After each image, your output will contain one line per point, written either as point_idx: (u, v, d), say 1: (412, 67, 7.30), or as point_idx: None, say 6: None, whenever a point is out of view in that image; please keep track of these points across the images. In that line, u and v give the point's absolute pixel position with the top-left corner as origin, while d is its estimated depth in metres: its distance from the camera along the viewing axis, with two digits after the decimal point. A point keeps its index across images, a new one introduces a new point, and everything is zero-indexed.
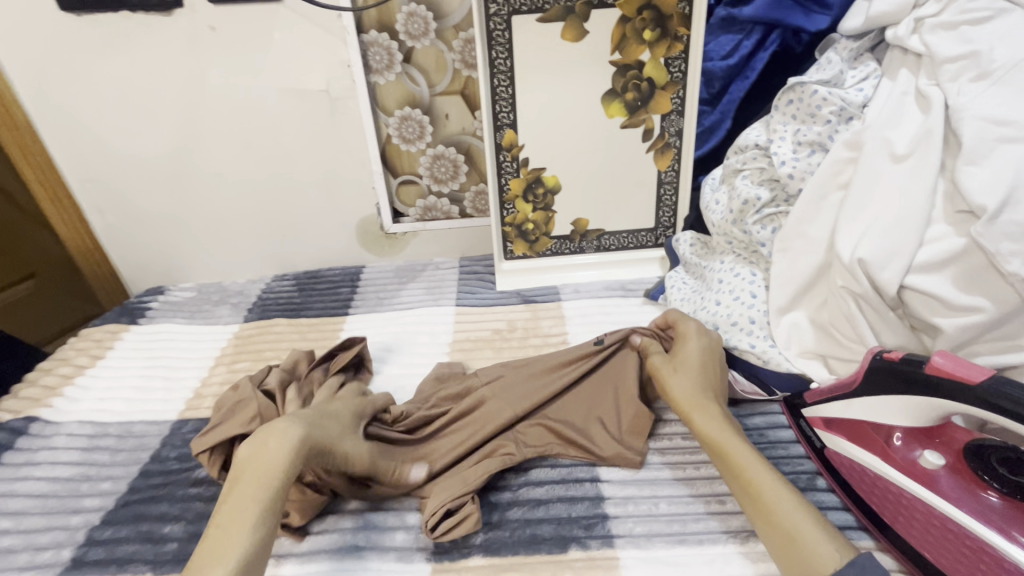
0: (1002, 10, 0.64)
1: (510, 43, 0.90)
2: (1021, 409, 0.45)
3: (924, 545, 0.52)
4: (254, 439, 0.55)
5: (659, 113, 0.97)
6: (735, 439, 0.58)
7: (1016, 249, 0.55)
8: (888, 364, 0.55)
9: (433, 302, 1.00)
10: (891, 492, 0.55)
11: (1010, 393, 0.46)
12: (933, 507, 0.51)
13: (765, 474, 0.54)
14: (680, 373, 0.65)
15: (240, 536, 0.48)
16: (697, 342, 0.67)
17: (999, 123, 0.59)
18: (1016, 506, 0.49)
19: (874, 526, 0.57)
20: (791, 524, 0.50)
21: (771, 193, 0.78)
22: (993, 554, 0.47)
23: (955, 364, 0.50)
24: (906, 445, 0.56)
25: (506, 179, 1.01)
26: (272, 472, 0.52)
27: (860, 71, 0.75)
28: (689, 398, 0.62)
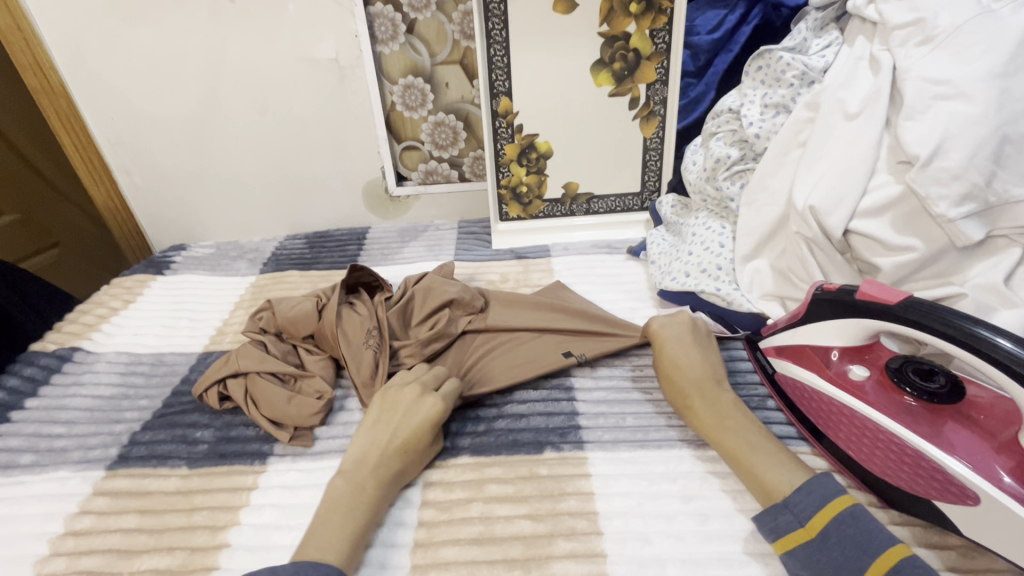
0: None
1: (505, 15, 0.98)
2: (923, 321, 0.54)
3: (849, 445, 0.61)
4: (348, 473, 0.57)
5: (645, 83, 1.04)
6: (716, 426, 0.61)
7: (944, 193, 0.63)
8: (825, 293, 0.63)
9: (434, 258, 1.09)
10: (824, 402, 0.63)
11: (918, 307, 0.55)
12: (855, 411, 0.59)
13: (744, 448, 0.58)
14: (663, 364, 0.69)
15: (335, 547, 0.51)
16: (678, 332, 0.70)
17: (936, 83, 0.66)
18: (928, 407, 0.56)
19: (811, 435, 0.65)
20: (767, 486, 0.55)
21: (740, 152, 0.85)
22: (899, 444, 0.55)
23: (879, 289, 0.58)
24: (841, 360, 0.63)
25: (502, 145, 1.09)
26: (361, 513, 0.54)
27: (824, 38, 0.81)
28: (677, 393, 0.66)
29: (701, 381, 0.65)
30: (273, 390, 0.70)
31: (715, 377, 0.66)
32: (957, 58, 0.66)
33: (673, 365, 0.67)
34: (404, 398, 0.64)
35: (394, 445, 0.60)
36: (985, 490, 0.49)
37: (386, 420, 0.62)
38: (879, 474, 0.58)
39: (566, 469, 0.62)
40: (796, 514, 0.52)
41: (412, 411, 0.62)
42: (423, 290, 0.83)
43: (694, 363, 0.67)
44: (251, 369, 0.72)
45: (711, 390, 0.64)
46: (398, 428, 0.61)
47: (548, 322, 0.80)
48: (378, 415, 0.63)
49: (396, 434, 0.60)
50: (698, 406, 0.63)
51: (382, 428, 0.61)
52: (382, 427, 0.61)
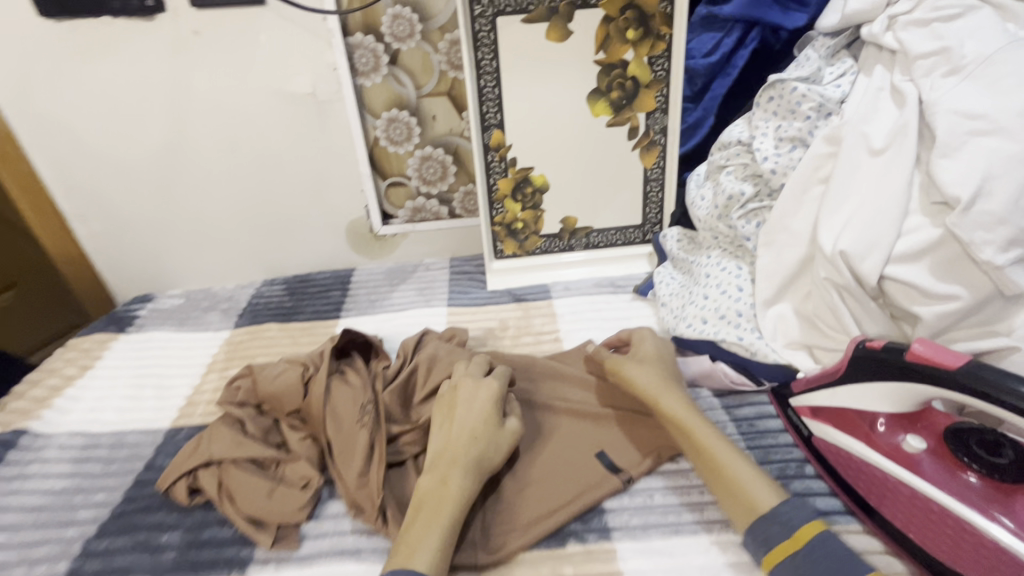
0: (971, 7, 0.66)
1: (496, 44, 0.92)
2: (997, 392, 0.48)
3: (910, 526, 0.54)
4: (429, 470, 0.60)
5: (644, 111, 0.98)
6: (694, 423, 0.62)
7: (989, 238, 0.57)
8: (869, 351, 0.58)
9: (425, 304, 1.01)
10: (877, 478, 0.57)
11: (987, 376, 0.48)
12: (916, 490, 0.53)
13: (721, 446, 0.59)
14: (637, 368, 0.69)
15: (430, 541, 0.53)
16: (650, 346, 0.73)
17: (970, 117, 0.61)
18: (995, 486, 0.50)
19: (862, 510, 0.59)
20: (740, 481, 0.56)
21: (754, 188, 0.80)
22: (972, 531, 0.49)
23: (935, 351, 0.53)
24: (889, 430, 0.57)
25: (495, 179, 1.02)
26: (453, 504, 0.56)
27: (838, 67, 0.77)
28: (651, 386, 0.66)
29: (670, 383, 0.67)
30: (250, 482, 0.63)
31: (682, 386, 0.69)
32: (990, 90, 0.61)
33: (647, 368, 0.69)
34: (461, 393, 0.66)
35: (466, 440, 0.61)
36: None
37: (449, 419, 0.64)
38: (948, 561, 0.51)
39: (594, 567, 0.56)
40: (783, 524, 0.52)
41: (472, 405, 0.64)
42: (429, 361, 0.76)
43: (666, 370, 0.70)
44: (225, 458, 0.64)
45: (680, 391, 0.67)
46: (462, 422, 0.63)
47: (575, 400, 0.73)
48: (443, 416, 0.65)
49: (463, 430, 0.62)
50: (672, 401, 0.65)
51: (454, 421, 0.63)
52: (448, 427, 0.63)
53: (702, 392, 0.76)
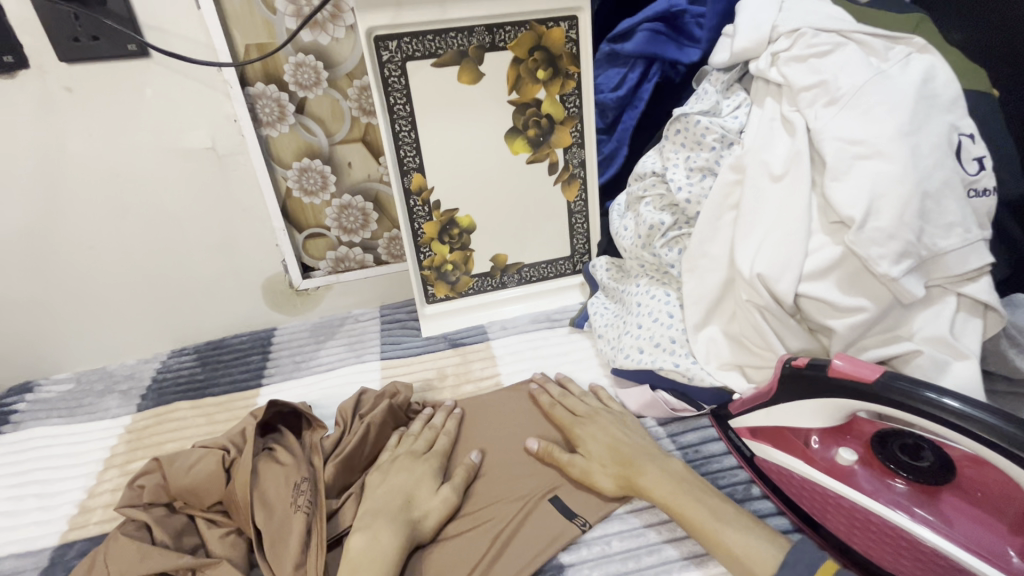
0: (839, 44, 0.73)
1: (408, 88, 0.90)
2: (908, 401, 0.51)
3: (855, 539, 0.57)
4: (362, 529, 0.60)
5: (562, 146, 1.00)
6: (672, 498, 0.62)
7: (883, 252, 0.62)
8: (796, 369, 0.60)
9: (356, 361, 0.95)
10: (819, 492, 0.59)
11: (900, 385, 0.52)
12: (856, 503, 0.57)
13: (703, 514, 0.59)
14: (590, 452, 0.69)
15: None
16: (599, 424, 0.72)
17: (853, 143, 0.67)
18: (919, 489, 0.56)
19: (807, 526, 0.60)
20: (735, 551, 0.56)
21: (672, 218, 0.82)
22: (910, 539, 0.53)
23: (852, 364, 0.56)
24: (824, 446, 0.61)
25: (420, 224, 0.99)
26: (385, 563, 0.57)
27: (733, 100, 0.82)
28: (618, 473, 0.66)
29: (641, 457, 0.66)
30: None
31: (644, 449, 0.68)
32: (864, 118, 0.67)
33: (606, 451, 0.68)
34: (403, 463, 0.69)
35: (395, 502, 0.63)
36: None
37: (384, 483, 0.66)
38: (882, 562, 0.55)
39: None
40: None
41: (411, 470, 0.67)
42: (379, 423, 0.73)
43: (620, 438, 0.69)
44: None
45: (657, 460, 0.66)
46: (400, 487, 0.65)
47: (516, 443, 0.75)
48: (381, 481, 0.67)
49: (402, 496, 0.64)
50: (644, 482, 0.64)
51: (390, 486, 0.65)
52: (385, 491, 0.65)
53: (648, 422, 0.77)
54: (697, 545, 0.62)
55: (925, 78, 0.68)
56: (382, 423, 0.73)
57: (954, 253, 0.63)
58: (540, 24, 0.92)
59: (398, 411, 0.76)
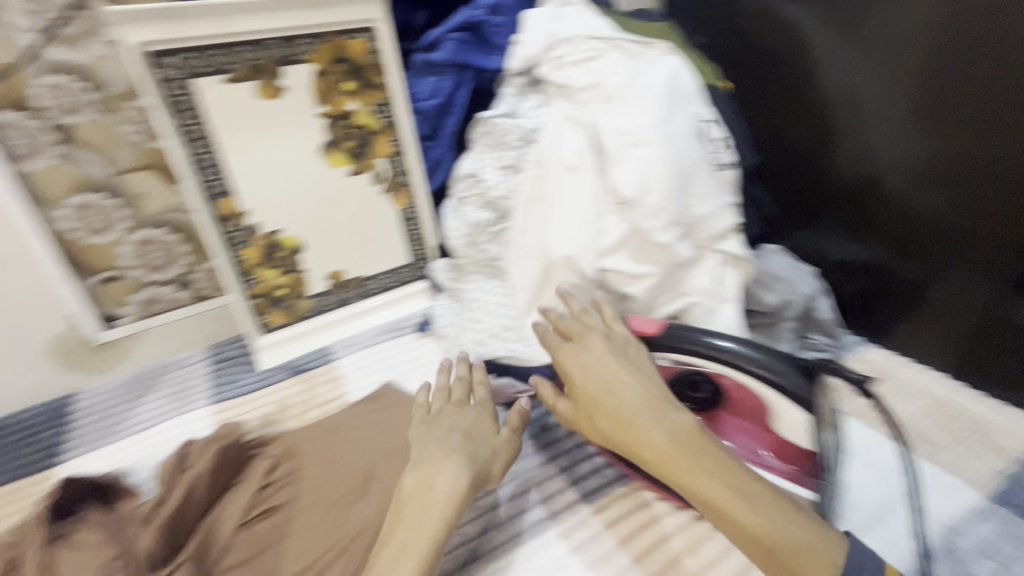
0: (603, 49, 0.83)
1: (201, 107, 0.84)
2: (680, 343, 0.63)
3: (668, 472, 0.63)
4: (442, 467, 0.57)
5: (383, 157, 1.00)
6: (706, 488, 0.50)
7: (656, 223, 0.74)
8: (605, 336, 0.66)
9: (180, 411, 0.86)
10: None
11: (673, 331, 0.64)
12: None
13: (748, 514, 0.49)
14: (581, 390, 0.60)
15: (419, 539, 0.52)
16: (594, 356, 0.61)
17: (626, 133, 0.77)
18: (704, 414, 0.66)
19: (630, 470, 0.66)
20: (794, 549, 0.47)
21: (492, 214, 0.88)
22: None
23: (641, 322, 0.67)
24: None
25: (239, 251, 0.93)
26: (444, 501, 0.55)
27: (529, 102, 0.90)
28: (624, 442, 0.56)
29: (638, 415, 0.55)
30: None
31: (655, 396, 0.57)
32: (631, 111, 0.78)
33: (596, 389, 0.58)
34: (442, 413, 0.66)
35: (447, 445, 0.60)
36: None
37: (433, 435, 0.62)
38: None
39: None
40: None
41: (456, 420, 0.64)
42: (204, 473, 0.67)
43: (617, 385, 0.58)
44: None
45: (660, 417, 0.55)
46: (451, 431, 0.63)
47: (367, 458, 0.73)
48: (464, 437, 0.62)
49: (460, 439, 0.61)
50: (682, 474, 0.52)
51: (439, 432, 0.62)
52: (433, 440, 0.61)
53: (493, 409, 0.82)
54: (544, 510, 0.65)
55: (674, 76, 0.81)
56: (211, 472, 0.68)
57: (709, 219, 0.77)
58: (338, 36, 0.90)
59: (229, 455, 0.71)
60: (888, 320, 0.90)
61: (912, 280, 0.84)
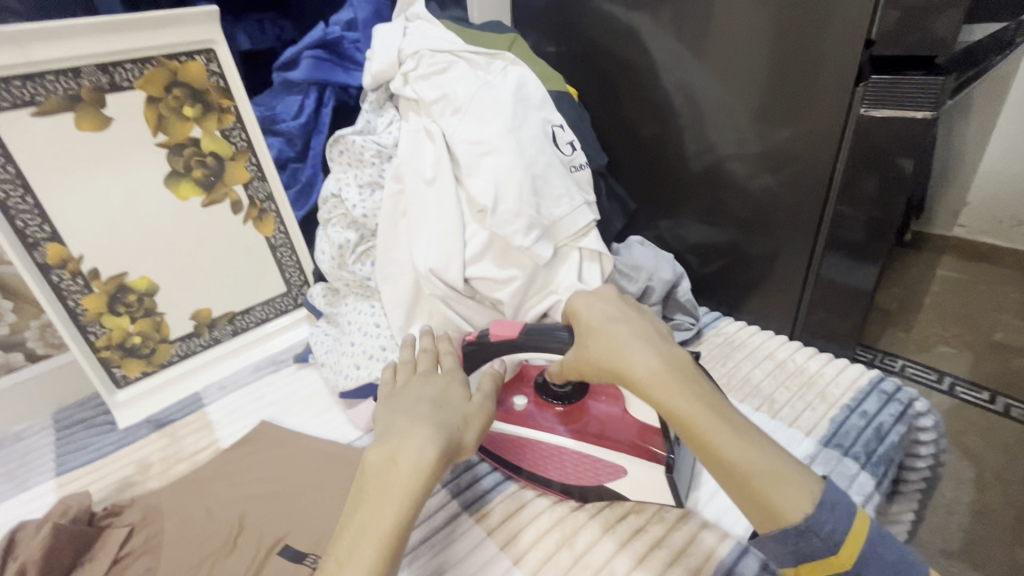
0: (451, 62, 0.85)
1: (2, 145, 0.74)
2: (537, 340, 0.63)
3: (542, 467, 0.67)
4: (410, 435, 0.52)
5: (240, 183, 0.95)
6: (702, 415, 0.51)
7: (515, 229, 0.76)
8: (469, 345, 0.67)
9: (15, 492, 0.75)
10: (511, 440, 0.69)
11: (530, 329, 0.64)
12: (528, 438, 0.67)
13: (733, 441, 0.49)
14: (594, 333, 0.59)
15: (383, 519, 0.48)
16: (601, 299, 0.64)
17: (477, 143, 0.79)
18: (570, 408, 0.67)
19: (513, 471, 0.70)
20: (767, 475, 0.47)
21: (357, 234, 0.86)
22: (564, 452, 0.64)
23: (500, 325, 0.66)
24: (506, 399, 0.70)
25: (75, 301, 0.83)
26: (411, 475, 0.50)
27: (385, 117, 0.89)
28: (635, 374, 0.55)
29: (634, 346, 0.56)
30: None
31: (660, 339, 0.59)
32: (480, 121, 0.80)
33: (599, 324, 0.60)
34: (412, 386, 0.62)
35: (415, 414, 0.55)
36: (624, 462, 0.61)
37: (404, 406, 0.57)
38: (556, 477, 0.67)
39: None
40: (824, 537, 0.46)
41: (422, 392, 0.60)
42: (37, 557, 0.60)
43: (620, 330, 0.58)
44: None
45: (655, 348, 0.56)
46: (421, 401, 0.58)
47: (237, 509, 0.68)
48: (436, 403, 0.58)
49: (432, 406, 0.57)
50: (683, 400, 0.52)
51: (405, 403, 0.58)
52: (400, 412, 0.57)
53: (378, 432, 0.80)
54: (426, 531, 0.64)
55: (519, 84, 0.84)
56: (48, 556, 0.60)
57: (566, 219, 0.79)
58: (170, 59, 0.84)
59: (70, 531, 0.63)
60: (741, 294, 1.00)
61: (757, 255, 0.94)
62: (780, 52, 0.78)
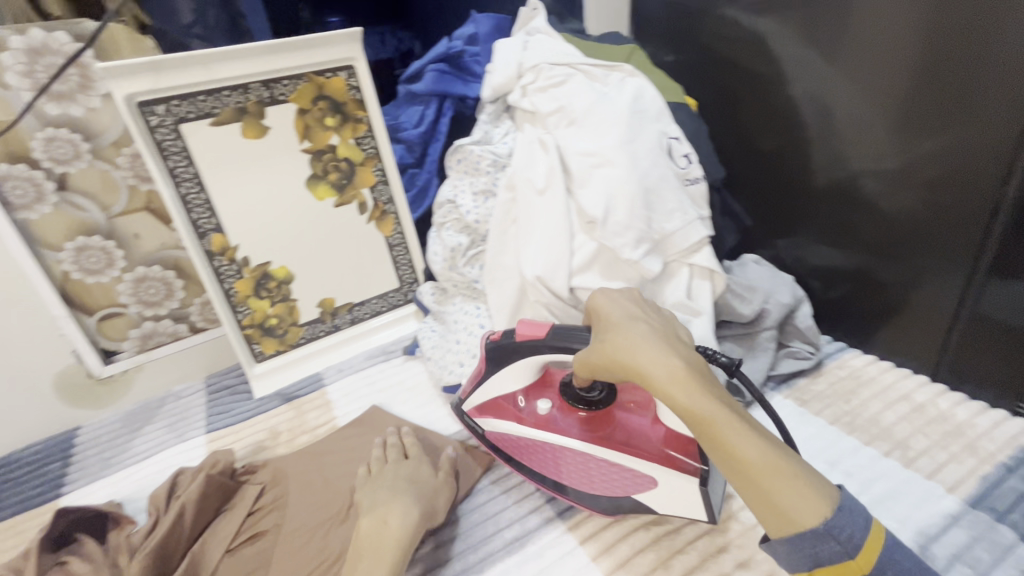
0: (569, 75, 0.86)
1: (187, 150, 0.88)
2: (564, 342, 0.61)
3: (568, 474, 0.68)
4: (394, 509, 0.64)
5: (367, 186, 1.04)
6: (721, 416, 0.49)
7: (624, 242, 0.75)
8: (493, 345, 0.67)
9: (177, 442, 0.89)
10: (535, 445, 0.70)
11: (556, 332, 0.62)
12: (556, 444, 0.68)
13: (751, 443, 0.48)
14: (616, 329, 0.57)
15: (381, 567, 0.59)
16: (618, 295, 0.62)
17: (589, 155, 0.79)
18: (593, 416, 0.68)
19: (537, 475, 0.71)
20: (784, 479, 0.46)
21: (469, 238, 0.91)
22: (593, 460, 0.66)
23: (524, 326, 0.65)
24: (528, 402, 0.71)
25: (230, 284, 0.96)
26: (398, 539, 0.61)
27: (501, 129, 0.93)
28: (653, 370, 0.53)
29: (653, 342, 0.55)
30: None
31: (677, 339, 0.57)
32: (596, 133, 0.80)
33: (619, 320, 0.58)
34: (388, 465, 0.74)
35: (394, 490, 0.68)
36: (655, 471, 0.61)
37: (381, 485, 0.69)
38: (581, 486, 0.67)
39: None
40: (842, 541, 0.45)
41: (395, 471, 0.71)
42: (192, 500, 0.70)
43: (641, 328, 0.56)
44: None
45: (674, 348, 0.54)
46: (397, 479, 0.70)
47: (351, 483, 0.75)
48: (409, 483, 0.69)
49: (407, 485, 0.68)
50: (703, 400, 0.50)
51: (385, 483, 0.69)
52: (381, 489, 0.68)
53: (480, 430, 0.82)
54: (520, 530, 0.69)
55: (637, 95, 0.83)
56: (201, 500, 0.71)
57: (677, 234, 0.77)
58: (318, 75, 0.95)
59: (217, 482, 0.74)
60: (870, 325, 0.90)
61: (890, 282, 0.84)
62: (934, 59, 0.70)
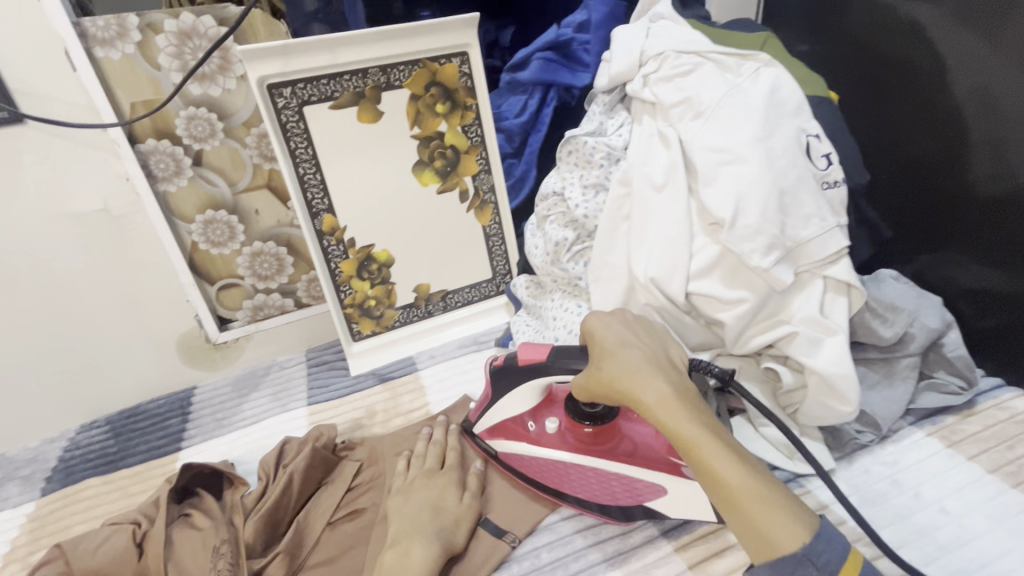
0: (698, 63, 0.80)
1: (308, 132, 0.91)
2: (570, 363, 0.64)
3: (586, 490, 0.69)
4: (419, 541, 0.62)
5: (469, 174, 1.03)
6: (706, 442, 0.55)
7: (753, 247, 0.69)
8: (499, 366, 0.70)
9: (281, 411, 0.93)
10: (548, 465, 0.71)
11: (562, 354, 0.65)
12: (568, 461, 0.69)
13: (730, 468, 0.53)
14: (616, 353, 0.62)
15: None
16: (616, 317, 0.68)
17: (718, 151, 0.73)
18: (601, 428, 0.69)
19: (555, 495, 0.71)
20: (761, 504, 0.51)
21: (575, 233, 0.88)
22: (610, 473, 0.67)
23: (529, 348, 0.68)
24: (536, 424, 0.72)
25: (336, 263, 0.99)
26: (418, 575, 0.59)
27: (616, 120, 0.89)
28: (648, 396, 0.58)
29: (648, 368, 0.60)
30: None
31: (669, 364, 0.62)
32: (727, 126, 0.74)
33: (616, 343, 0.63)
34: (417, 480, 0.72)
35: (418, 516, 0.66)
36: (662, 480, 0.64)
37: (406, 508, 0.67)
38: (587, 497, 0.69)
39: None
40: (821, 566, 0.49)
41: (421, 492, 0.70)
42: (299, 470, 0.73)
43: (637, 354, 0.61)
44: None
45: (665, 374, 0.60)
46: (424, 503, 0.68)
47: None
48: (432, 512, 0.67)
49: (431, 513, 0.66)
50: (687, 426, 0.56)
51: (410, 508, 0.67)
52: (406, 513, 0.67)
53: None
54: (621, 544, 0.67)
55: (774, 87, 0.76)
56: (306, 470, 0.73)
57: (814, 242, 0.70)
58: (432, 62, 0.95)
59: (320, 455, 0.76)
60: None
61: None
62: None
